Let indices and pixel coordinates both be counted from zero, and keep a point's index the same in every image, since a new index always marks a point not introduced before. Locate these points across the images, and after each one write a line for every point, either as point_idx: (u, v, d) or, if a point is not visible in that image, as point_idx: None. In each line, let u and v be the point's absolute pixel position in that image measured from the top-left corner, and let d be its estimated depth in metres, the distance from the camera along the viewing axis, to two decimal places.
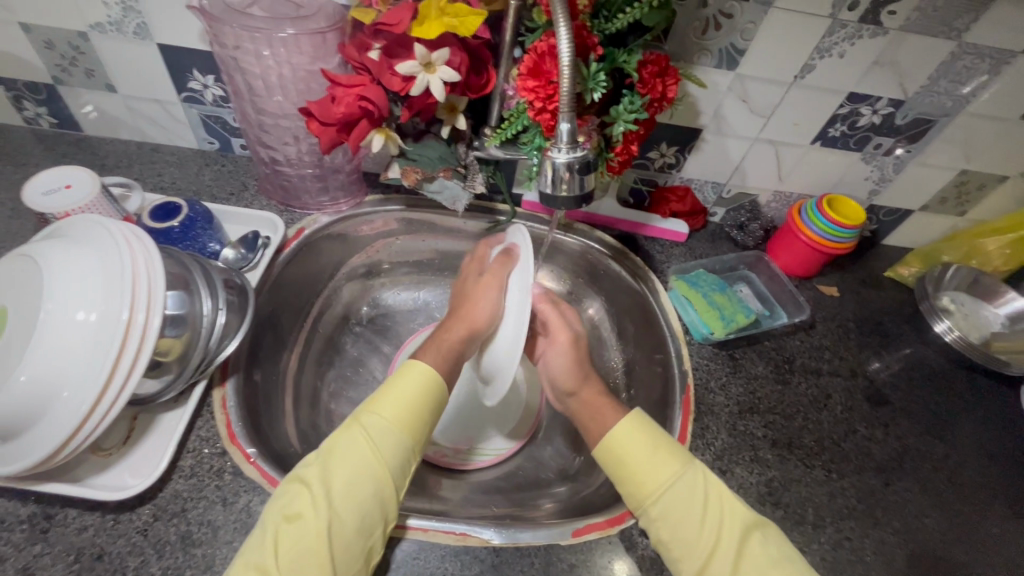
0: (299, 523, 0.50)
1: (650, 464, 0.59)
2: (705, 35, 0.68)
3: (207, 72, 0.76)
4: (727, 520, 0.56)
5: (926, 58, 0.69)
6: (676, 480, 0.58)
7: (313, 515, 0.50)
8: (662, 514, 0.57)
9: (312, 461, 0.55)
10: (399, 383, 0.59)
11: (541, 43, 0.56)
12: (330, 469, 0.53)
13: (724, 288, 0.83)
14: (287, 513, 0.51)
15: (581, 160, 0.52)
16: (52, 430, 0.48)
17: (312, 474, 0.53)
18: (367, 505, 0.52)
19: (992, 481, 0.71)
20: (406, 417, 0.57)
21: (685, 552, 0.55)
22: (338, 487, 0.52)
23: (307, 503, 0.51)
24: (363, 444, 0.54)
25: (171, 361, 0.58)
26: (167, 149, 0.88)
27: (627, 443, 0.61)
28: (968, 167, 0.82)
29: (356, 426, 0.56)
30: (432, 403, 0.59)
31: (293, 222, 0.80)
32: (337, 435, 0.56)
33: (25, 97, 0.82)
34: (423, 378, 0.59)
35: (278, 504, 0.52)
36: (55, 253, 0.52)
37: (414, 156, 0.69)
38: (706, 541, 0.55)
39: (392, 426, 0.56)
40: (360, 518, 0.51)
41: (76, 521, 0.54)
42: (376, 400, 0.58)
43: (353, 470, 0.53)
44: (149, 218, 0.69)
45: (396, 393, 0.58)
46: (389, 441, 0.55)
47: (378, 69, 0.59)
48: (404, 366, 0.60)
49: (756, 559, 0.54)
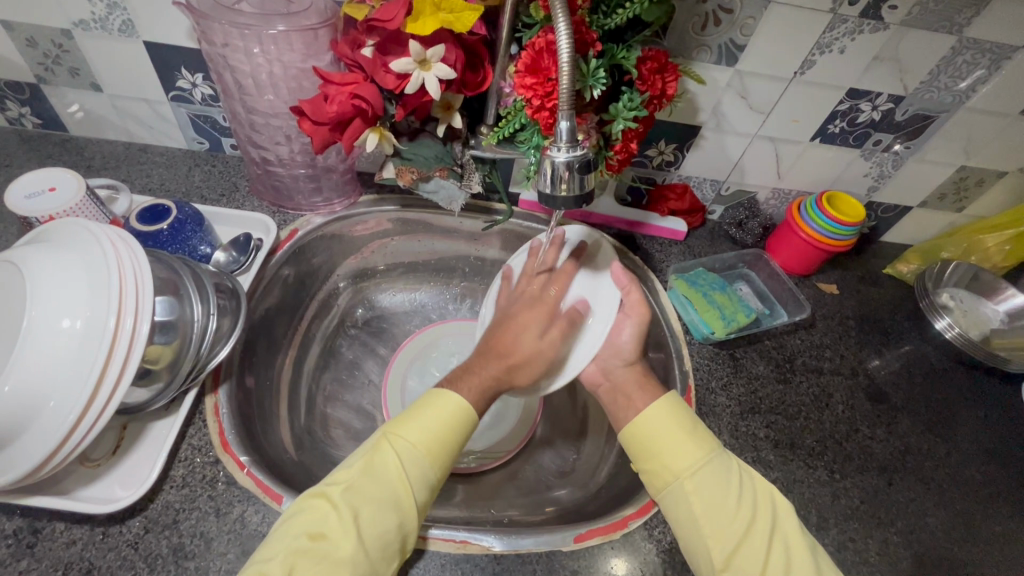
0: (324, 545, 0.49)
1: (682, 445, 0.59)
2: (704, 30, 0.67)
3: (196, 70, 0.74)
4: (758, 503, 0.56)
5: (927, 53, 0.68)
6: (707, 461, 0.58)
7: (340, 539, 0.49)
8: (693, 495, 0.57)
9: (338, 482, 0.54)
10: (435, 409, 0.58)
11: (539, 38, 0.54)
12: (359, 498, 0.52)
13: (724, 287, 0.82)
14: (311, 532, 0.50)
15: (582, 159, 0.51)
16: (37, 442, 0.47)
17: (340, 497, 0.52)
18: (393, 542, 0.51)
19: (993, 478, 0.71)
20: (440, 448, 0.56)
21: (717, 534, 0.55)
22: (366, 514, 0.51)
23: (334, 526, 0.50)
24: (394, 474, 0.53)
25: (160, 369, 0.56)
26: (155, 149, 0.86)
27: (659, 423, 0.61)
28: (967, 163, 0.81)
29: (387, 448, 0.55)
30: (462, 433, 0.58)
31: (285, 224, 0.79)
32: (366, 459, 0.54)
33: (7, 97, 0.80)
34: (456, 409, 0.58)
35: (302, 512, 0.52)
36: (39, 257, 0.50)
37: (410, 155, 0.68)
38: (740, 522, 0.55)
39: (427, 459, 0.55)
40: (384, 550, 0.51)
41: (63, 535, 0.52)
42: (410, 427, 0.57)
43: (382, 503, 0.52)
44: (136, 221, 0.67)
45: (430, 421, 0.57)
46: (422, 473, 0.54)
47: (371, 67, 0.58)
48: (439, 394, 0.59)
49: (786, 543, 0.54)
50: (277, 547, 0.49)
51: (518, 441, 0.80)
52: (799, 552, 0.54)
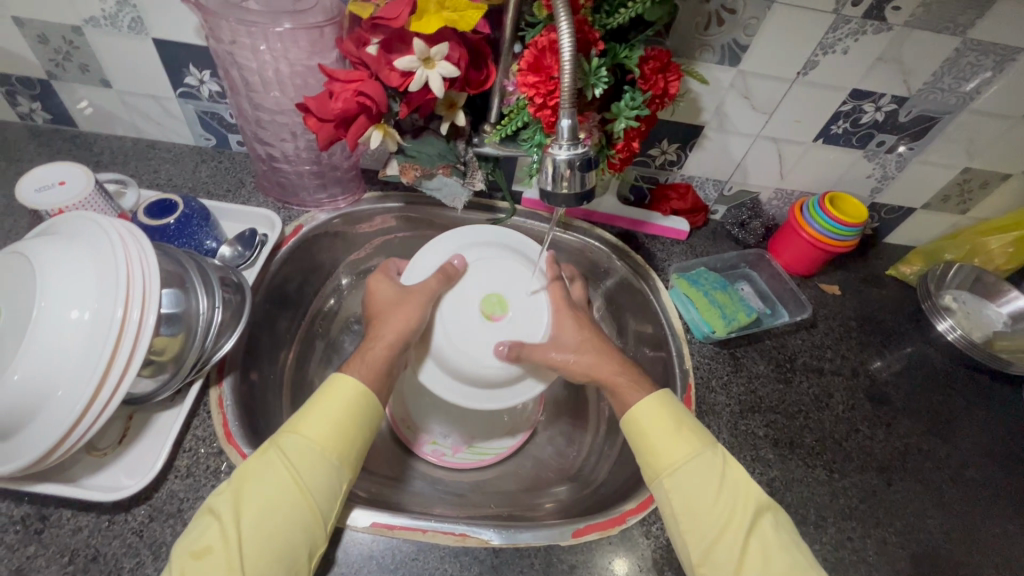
0: (207, 558, 0.47)
1: (671, 440, 0.59)
2: (707, 31, 0.67)
3: (204, 67, 0.75)
4: (741, 500, 0.56)
5: (930, 54, 0.68)
6: (693, 458, 0.58)
7: (223, 547, 0.48)
8: (675, 491, 0.57)
9: (225, 490, 0.52)
10: (321, 402, 0.57)
11: (542, 37, 0.55)
12: (243, 501, 0.51)
13: (725, 286, 0.83)
14: (195, 547, 0.48)
15: (582, 157, 0.51)
16: (46, 430, 0.48)
17: (222, 505, 0.50)
18: (287, 542, 0.50)
19: (993, 480, 0.71)
20: (330, 437, 0.55)
21: (695, 529, 0.55)
22: (251, 515, 0.50)
23: (218, 536, 0.49)
24: (279, 469, 0.52)
25: (166, 360, 0.57)
26: (163, 145, 0.87)
27: (650, 417, 0.60)
28: (970, 165, 0.81)
29: (274, 450, 0.54)
30: (357, 423, 0.57)
31: (290, 220, 0.80)
32: (251, 465, 0.53)
33: (19, 93, 0.81)
34: (348, 396, 0.57)
35: (189, 531, 0.50)
36: (50, 249, 0.51)
37: (413, 152, 0.69)
38: (719, 519, 0.55)
39: (319, 454, 0.54)
40: (276, 550, 0.49)
41: (70, 521, 0.53)
42: (297, 420, 0.56)
43: (268, 501, 0.50)
44: (144, 215, 0.68)
45: (318, 412, 0.56)
46: (313, 471, 0.53)
47: (376, 64, 0.58)
48: (328, 384, 0.59)
49: (766, 542, 0.54)
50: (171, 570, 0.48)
51: (517, 437, 0.81)
52: (778, 552, 0.54)
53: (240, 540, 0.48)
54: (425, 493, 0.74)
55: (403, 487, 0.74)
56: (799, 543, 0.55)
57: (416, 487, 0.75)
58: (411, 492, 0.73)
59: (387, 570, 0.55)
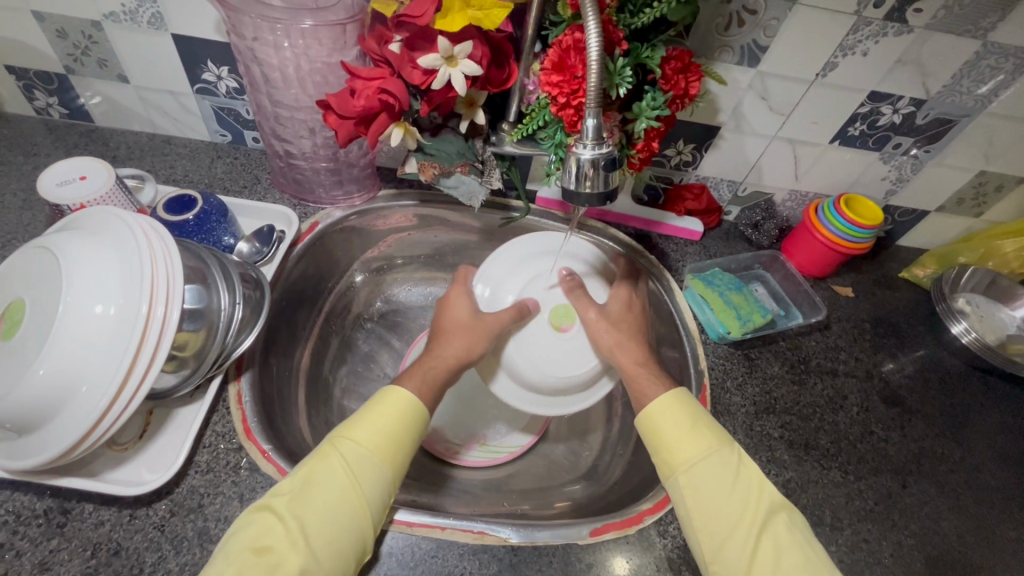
0: (271, 556, 0.47)
1: (684, 438, 0.59)
2: (727, 31, 0.67)
3: (222, 63, 0.75)
4: (754, 499, 0.55)
5: (950, 56, 0.68)
6: (706, 456, 0.58)
7: (288, 548, 0.48)
8: (687, 489, 0.57)
9: (283, 491, 0.52)
10: (379, 409, 0.57)
11: (567, 36, 0.55)
12: (305, 504, 0.50)
13: (740, 287, 0.83)
14: (255, 545, 0.48)
15: (607, 156, 0.52)
16: (71, 425, 0.48)
17: (283, 507, 0.50)
18: (345, 548, 0.50)
19: (1008, 484, 0.71)
20: (389, 445, 0.56)
21: (708, 528, 0.55)
22: (313, 519, 0.50)
23: (279, 536, 0.49)
24: (340, 474, 0.52)
25: (187, 356, 0.57)
26: (178, 141, 0.87)
27: (665, 416, 0.60)
28: (986, 169, 0.81)
29: (334, 453, 0.54)
30: (412, 431, 0.58)
31: (306, 216, 0.80)
32: (310, 468, 0.53)
33: (35, 87, 0.81)
34: (405, 405, 0.58)
35: (246, 526, 0.50)
36: (75, 245, 0.52)
37: (432, 150, 0.69)
38: (732, 518, 0.55)
39: (377, 460, 0.54)
40: (335, 555, 0.49)
41: (92, 515, 0.53)
42: (354, 426, 0.56)
43: (331, 507, 0.50)
44: (163, 211, 0.68)
45: (376, 418, 0.57)
46: (373, 476, 0.53)
47: (399, 62, 0.58)
48: (384, 393, 0.59)
49: (780, 543, 0.53)
50: (223, 567, 0.47)
51: (531, 434, 0.81)
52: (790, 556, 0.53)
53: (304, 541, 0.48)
54: (438, 491, 0.75)
55: (417, 484, 0.74)
56: (813, 543, 0.54)
57: (429, 485, 0.75)
58: (425, 490, 0.74)
59: (406, 567, 0.55)
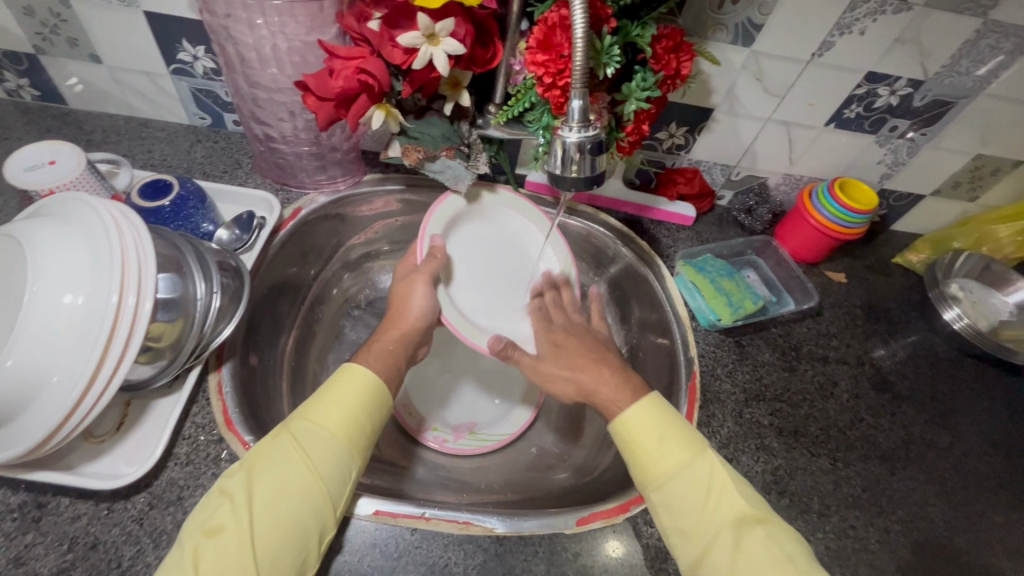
0: (219, 539, 0.46)
1: (659, 450, 0.57)
2: (721, 9, 0.65)
3: (197, 43, 0.72)
4: (728, 512, 0.53)
5: (950, 35, 0.66)
6: (682, 469, 0.55)
7: (234, 528, 0.47)
8: (661, 500, 0.55)
9: (237, 470, 0.51)
10: (337, 388, 0.56)
11: (552, 14, 0.53)
12: (256, 481, 0.50)
13: (732, 273, 0.81)
14: (208, 525, 0.47)
15: (594, 140, 0.50)
16: (40, 418, 0.46)
17: (234, 484, 0.49)
18: (297, 526, 0.49)
19: (995, 469, 0.71)
20: (344, 422, 0.54)
21: (682, 540, 0.54)
22: (263, 494, 0.49)
23: (228, 515, 0.48)
24: (291, 451, 0.51)
25: (163, 347, 0.56)
26: (156, 124, 0.84)
27: (636, 424, 0.58)
28: (982, 152, 0.80)
29: (286, 433, 0.53)
30: (369, 410, 0.56)
31: (289, 202, 0.78)
32: (265, 447, 0.52)
33: (5, 68, 0.78)
34: (362, 383, 0.57)
35: (201, 508, 0.49)
36: (41, 232, 0.50)
37: (416, 133, 0.66)
38: (699, 534, 0.53)
39: (331, 438, 0.53)
40: (287, 531, 0.48)
41: (69, 509, 0.52)
42: (310, 406, 0.55)
43: (282, 484, 0.49)
44: (138, 196, 0.66)
45: (332, 398, 0.55)
46: (325, 454, 0.52)
47: (378, 40, 0.56)
48: (342, 371, 0.58)
49: (758, 559, 0.50)
50: (177, 551, 0.47)
51: (531, 408, 0.82)
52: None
53: (253, 522, 0.47)
54: (425, 479, 0.74)
55: (405, 474, 0.73)
56: (795, 555, 0.51)
57: (416, 474, 0.74)
58: (414, 479, 0.73)
59: (391, 558, 0.55)
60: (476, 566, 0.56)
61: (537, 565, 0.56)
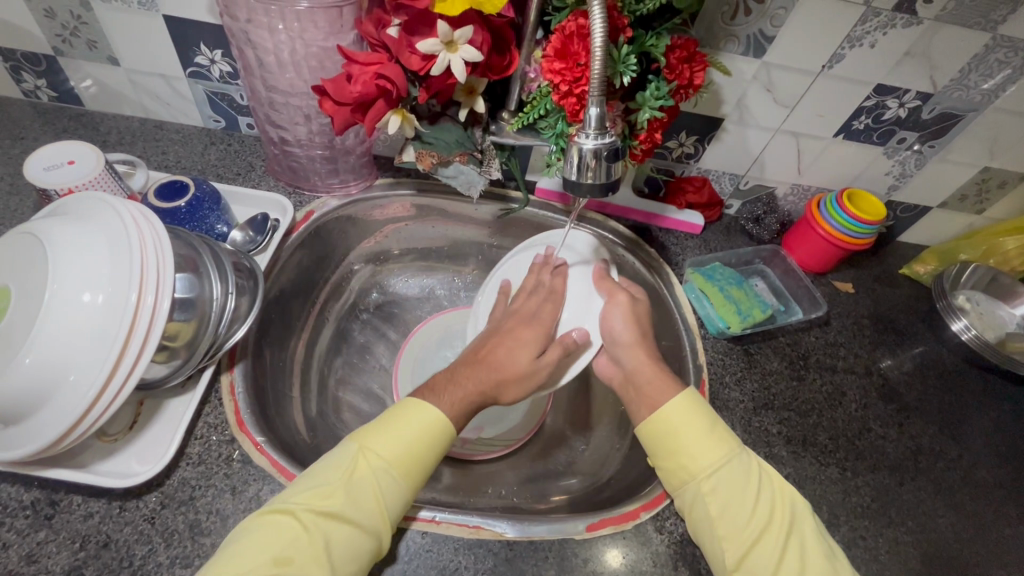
0: (292, 572, 0.47)
1: (706, 443, 0.58)
2: (733, 20, 0.66)
3: (215, 47, 0.73)
4: (778, 502, 0.56)
5: (959, 49, 0.67)
6: (729, 461, 0.57)
7: (309, 564, 0.48)
8: (711, 492, 0.56)
9: (303, 499, 0.51)
10: (406, 426, 0.56)
11: (570, 23, 0.54)
12: (329, 519, 0.50)
13: (740, 282, 0.82)
14: (278, 557, 0.47)
15: (610, 147, 0.50)
16: (58, 415, 0.47)
17: (307, 517, 0.49)
18: (360, 561, 0.50)
19: (1004, 480, 0.71)
20: (414, 463, 0.55)
21: (732, 535, 0.54)
22: (337, 534, 0.50)
23: (301, 548, 0.48)
24: (366, 493, 0.52)
25: (178, 347, 0.56)
26: (170, 126, 0.85)
27: (679, 415, 0.60)
28: (990, 165, 0.80)
29: (361, 472, 0.53)
30: (434, 449, 0.57)
31: (302, 205, 0.78)
32: (338, 482, 0.52)
33: (24, 68, 0.79)
34: (432, 424, 0.57)
35: (264, 534, 0.49)
36: (60, 231, 0.50)
37: (430, 139, 0.67)
38: (752, 526, 0.54)
39: (401, 477, 0.54)
40: (353, 570, 0.50)
41: (81, 507, 0.52)
42: (382, 443, 0.55)
43: (356, 523, 0.50)
44: (154, 197, 0.67)
45: (402, 436, 0.56)
46: (395, 495, 0.53)
47: (398, 47, 0.57)
48: (414, 406, 0.58)
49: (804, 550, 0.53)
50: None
51: None
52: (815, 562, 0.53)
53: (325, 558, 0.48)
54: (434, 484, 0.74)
55: None
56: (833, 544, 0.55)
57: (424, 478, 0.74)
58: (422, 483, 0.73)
59: (401, 561, 0.55)
60: (486, 571, 0.55)
61: (548, 570, 0.56)
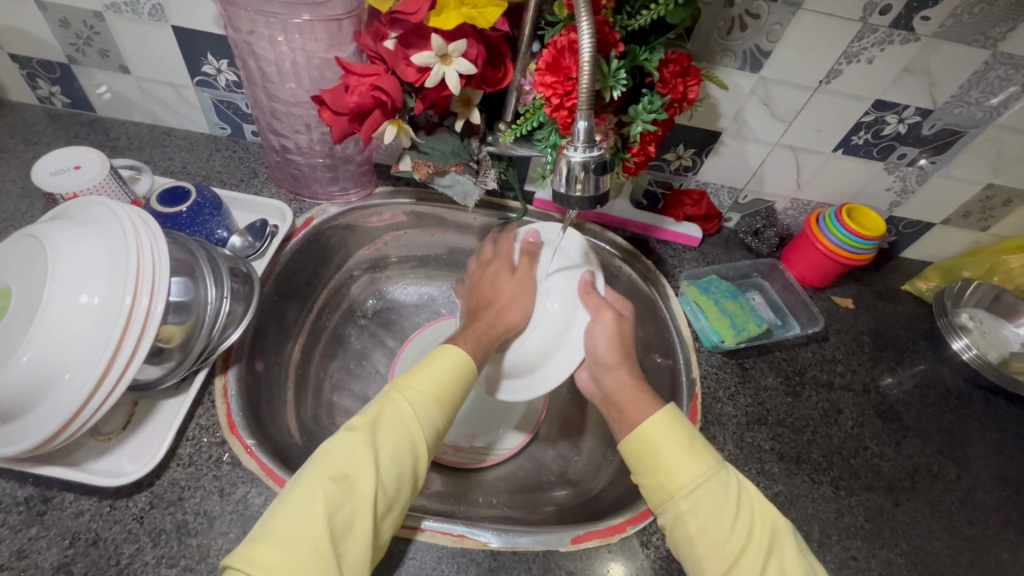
0: (349, 488, 0.48)
1: (683, 461, 0.56)
2: (729, 35, 0.66)
3: (221, 57, 0.75)
4: (758, 520, 0.54)
5: (959, 65, 0.67)
6: (707, 478, 0.56)
7: (364, 476, 0.49)
8: (689, 511, 0.55)
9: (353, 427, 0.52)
10: (436, 364, 0.58)
11: (562, 37, 0.54)
12: (379, 439, 0.51)
13: (737, 296, 0.81)
14: (335, 476, 0.48)
15: (598, 160, 0.51)
16: (51, 413, 0.48)
17: (357, 441, 0.50)
18: (407, 480, 0.51)
19: (1004, 504, 0.69)
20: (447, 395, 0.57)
21: (713, 554, 0.53)
22: (386, 453, 0.51)
23: (355, 467, 0.49)
24: (408, 419, 0.53)
25: (173, 348, 0.58)
26: (178, 132, 0.87)
27: (657, 434, 0.58)
28: (994, 181, 0.79)
29: (400, 399, 0.54)
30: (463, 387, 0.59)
31: (302, 212, 0.79)
32: (381, 410, 0.53)
33: (39, 76, 0.82)
34: (459, 361, 0.58)
35: (322, 460, 0.50)
36: (61, 234, 0.52)
37: (425, 149, 0.68)
38: (732, 545, 0.53)
39: (439, 404, 0.55)
40: (402, 486, 0.51)
41: (72, 505, 0.53)
42: (418, 375, 0.56)
43: (401, 442, 0.52)
44: (157, 202, 0.68)
45: (436, 372, 0.57)
46: (434, 419, 0.54)
47: (393, 59, 0.58)
48: (441, 349, 0.59)
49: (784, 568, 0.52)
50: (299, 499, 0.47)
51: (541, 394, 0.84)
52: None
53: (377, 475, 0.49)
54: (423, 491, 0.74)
55: None
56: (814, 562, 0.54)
57: None
58: None
59: (384, 568, 0.55)
60: None
61: None
